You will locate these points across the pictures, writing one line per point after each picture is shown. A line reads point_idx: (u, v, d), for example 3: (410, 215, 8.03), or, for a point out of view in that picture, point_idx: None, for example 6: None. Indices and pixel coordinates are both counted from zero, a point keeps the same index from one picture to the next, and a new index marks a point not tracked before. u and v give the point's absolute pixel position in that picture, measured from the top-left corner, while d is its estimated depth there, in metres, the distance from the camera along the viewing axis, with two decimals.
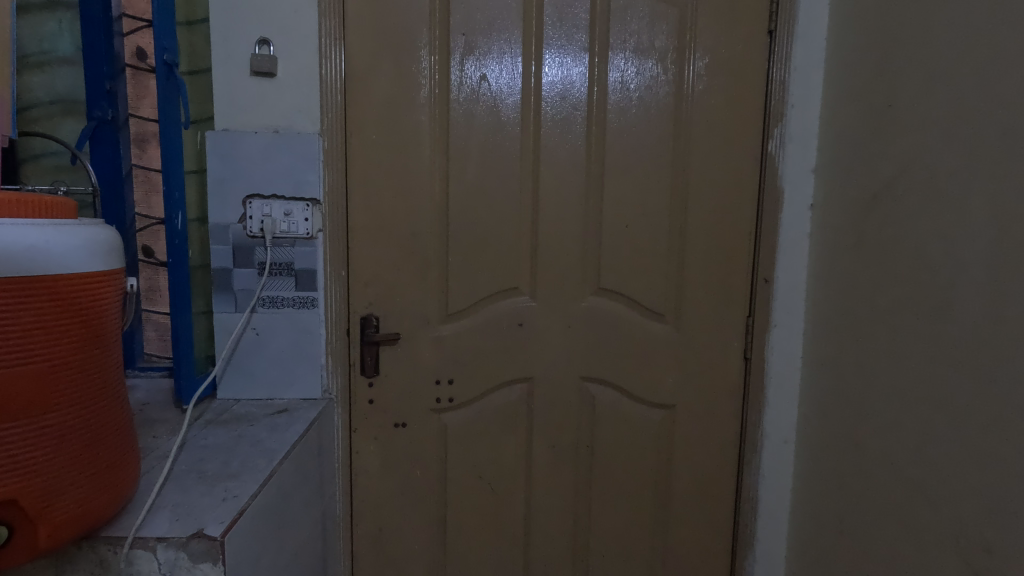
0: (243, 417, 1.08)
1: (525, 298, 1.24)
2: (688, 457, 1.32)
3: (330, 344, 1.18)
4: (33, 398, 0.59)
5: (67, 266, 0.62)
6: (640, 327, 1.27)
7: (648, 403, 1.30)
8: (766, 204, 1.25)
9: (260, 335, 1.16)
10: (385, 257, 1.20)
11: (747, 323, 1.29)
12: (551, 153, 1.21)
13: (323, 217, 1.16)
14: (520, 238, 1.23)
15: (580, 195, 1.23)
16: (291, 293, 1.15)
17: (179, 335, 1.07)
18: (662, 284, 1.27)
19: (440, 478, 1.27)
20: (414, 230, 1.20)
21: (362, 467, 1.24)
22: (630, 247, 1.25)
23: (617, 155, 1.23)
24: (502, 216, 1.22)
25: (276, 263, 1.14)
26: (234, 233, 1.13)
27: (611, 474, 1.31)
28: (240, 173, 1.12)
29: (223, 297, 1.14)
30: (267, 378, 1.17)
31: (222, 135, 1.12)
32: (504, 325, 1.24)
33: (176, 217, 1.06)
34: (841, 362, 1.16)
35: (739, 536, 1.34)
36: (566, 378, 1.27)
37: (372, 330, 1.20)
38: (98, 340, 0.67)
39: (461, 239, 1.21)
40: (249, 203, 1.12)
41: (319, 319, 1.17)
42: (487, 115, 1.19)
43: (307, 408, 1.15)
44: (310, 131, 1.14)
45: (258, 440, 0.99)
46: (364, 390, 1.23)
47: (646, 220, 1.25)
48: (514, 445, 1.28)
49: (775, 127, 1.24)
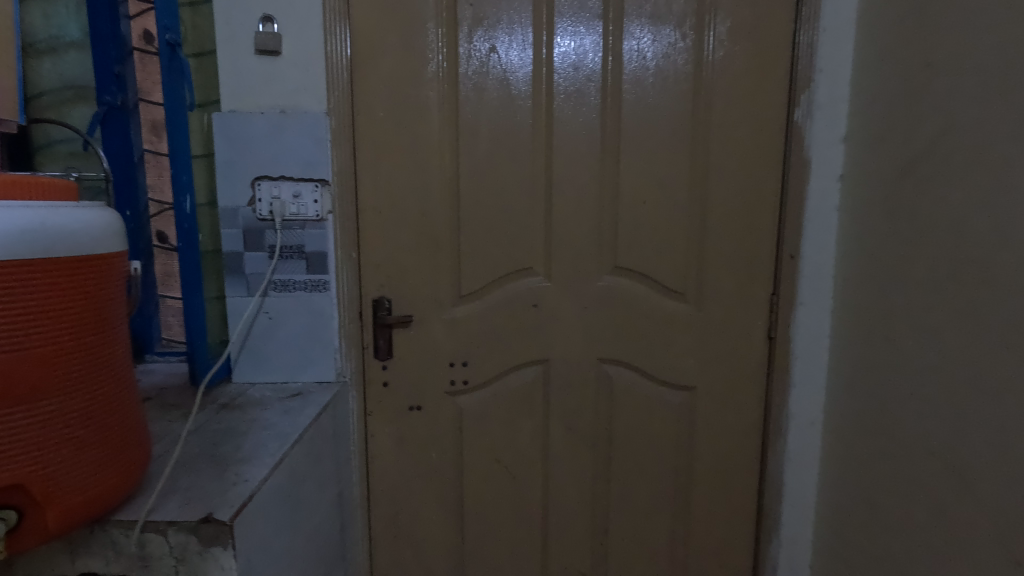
0: (257, 401, 1.09)
1: (539, 277, 1.21)
2: (710, 439, 1.28)
3: (343, 327, 1.17)
4: (35, 383, 0.58)
5: (66, 248, 0.61)
6: (659, 306, 1.23)
7: (669, 384, 1.26)
8: (791, 175, 1.19)
9: (272, 319, 1.15)
10: (396, 238, 1.18)
11: (772, 301, 1.24)
12: (565, 127, 1.17)
13: (332, 199, 1.14)
14: (533, 216, 1.19)
15: (595, 171, 1.18)
16: (303, 276, 1.15)
17: (193, 320, 1.07)
18: (682, 261, 1.22)
19: (457, 462, 1.26)
20: (425, 211, 1.17)
21: (377, 451, 1.24)
22: (648, 224, 1.20)
23: (634, 128, 1.17)
24: (515, 194, 1.18)
25: (286, 245, 1.13)
26: (243, 217, 1.12)
27: (631, 459, 1.28)
28: (248, 155, 1.11)
29: (235, 281, 1.14)
30: (281, 362, 1.17)
31: (229, 117, 1.10)
32: (518, 305, 1.20)
33: (185, 201, 1.05)
34: (873, 341, 1.10)
35: (763, 521, 1.31)
36: (583, 360, 1.24)
37: (385, 312, 1.19)
38: (100, 324, 0.66)
39: (472, 219, 1.18)
40: (258, 184, 1.11)
41: (331, 302, 1.16)
42: (498, 89, 1.15)
43: (321, 391, 1.14)
44: (317, 110, 1.12)
45: (273, 424, 0.98)
46: (378, 373, 1.21)
47: (664, 195, 1.20)
48: (531, 428, 1.26)
49: (802, 93, 1.17)
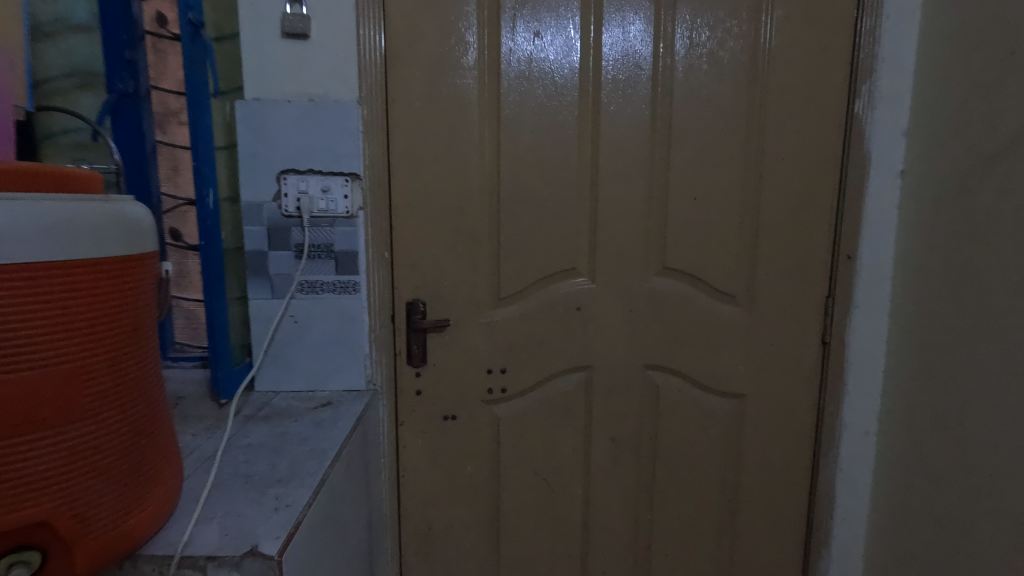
0: (284, 412, 1.01)
1: (583, 278, 1.14)
2: (759, 449, 1.22)
3: (374, 332, 1.10)
4: (63, 405, 0.50)
5: (95, 248, 0.53)
6: (709, 310, 1.16)
7: (718, 392, 1.20)
8: (850, 171, 1.13)
9: (298, 323, 1.08)
10: (432, 237, 1.10)
11: (826, 304, 1.17)
12: (613, 118, 1.09)
13: (363, 194, 1.06)
14: (578, 213, 1.12)
15: (644, 165, 1.11)
16: (331, 277, 1.07)
17: (215, 325, 0.99)
18: (734, 262, 1.15)
19: (493, 474, 1.18)
20: (463, 207, 1.10)
21: (409, 463, 1.16)
22: (699, 222, 1.13)
23: (686, 119, 1.10)
24: (559, 190, 1.10)
25: (314, 244, 1.06)
26: (268, 213, 1.05)
27: (676, 470, 1.21)
28: (273, 147, 1.03)
29: (259, 283, 1.07)
30: (308, 369, 1.09)
31: (253, 105, 1.02)
32: (561, 308, 1.13)
33: (208, 197, 0.97)
34: (939, 348, 1.04)
35: (813, 534, 1.25)
36: (628, 367, 1.17)
37: (419, 316, 1.11)
38: (132, 336, 0.58)
39: (513, 216, 1.10)
40: (284, 178, 1.04)
41: (361, 305, 1.08)
42: (542, 77, 1.07)
43: (352, 401, 1.07)
44: (347, 99, 1.03)
45: (306, 438, 0.91)
46: (411, 381, 1.14)
47: (717, 191, 1.13)
48: (572, 438, 1.19)
49: (863, 84, 1.10)
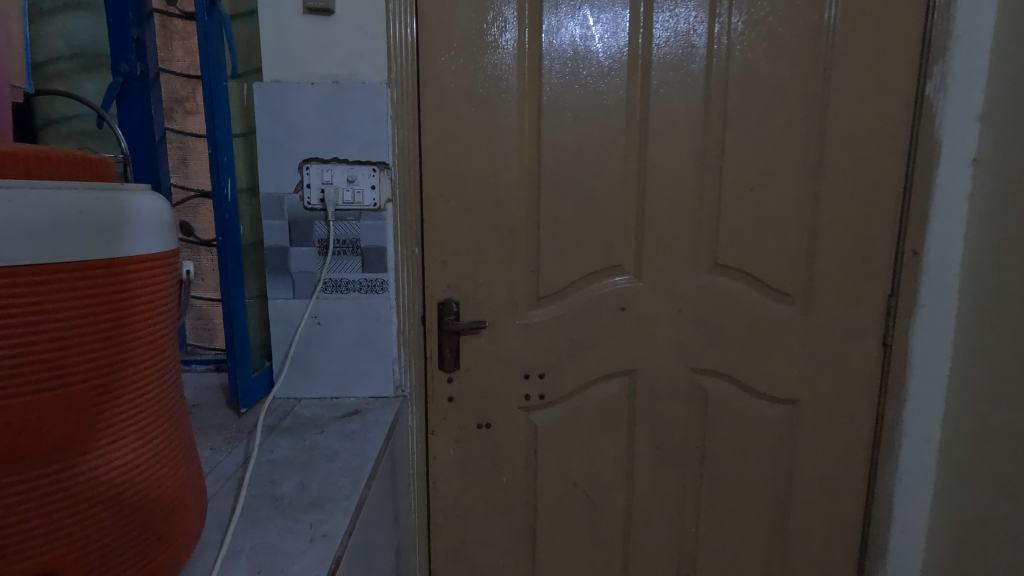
0: (309, 422, 0.93)
1: (622, 276, 1.06)
2: (812, 458, 1.14)
3: (403, 334, 1.02)
4: (68, 433, 0.42)
5: (109, 247, 0.44)
6: (763, 310, 1.08)
7: (770, 397, 1.11)
8: (918, 160, 1.04)
9: (321, 325, 1.00)
10: (467, 231, 1.03)
11: (888, 303, 1.09)
12: (663, 101, 1.01)
13: (392, 184, 0.97)
14: (623, 206, 1.03)
15: (697, 153, 1.03)
16: (358, 275, 0.99)
17: (234, 328, 0.91)
18: (791, 258, 1.07)
19: (529, 486, 1.11)
20: (499, 199, 1.02)
21: (440, 474, 1.08)
22: (754, 215, 1.05)
23: (741, 103, 1.02)
24: (604, 181, 1.02)
25: (339, 240, 0.98)
26: (290, 205, 0.97)
27: (724, 480, 1.14)
28: (296, 134, 0.95)
29: (280, 281, 0.99)
30: (333, 374, 1.02)
31: (272, 88, 0.94)
32: (603, 308, 1.05)
33: (225, 188, 0.88)
34: (1014, 354, 0.95)
35: (868, 548, 1.17)
36: (675, 371, 1.09)
37: (452, 317, 1.04)
38: (150, 349, 0.50)
39: (554, 209, 1.02)
40: (306, 168, 0.96)
41: (390, 306, 1.00)
42: (587, 57, 0.99)
43: (381, 409, 0.99)
44: (375, 81, 0.94)
45: (336, 452, 0.83)
46: (442, 387, 1.06)
47: (774, 181, 1.04)
48: (615, 448, 1.11)
49: (935, 64, 1.01)
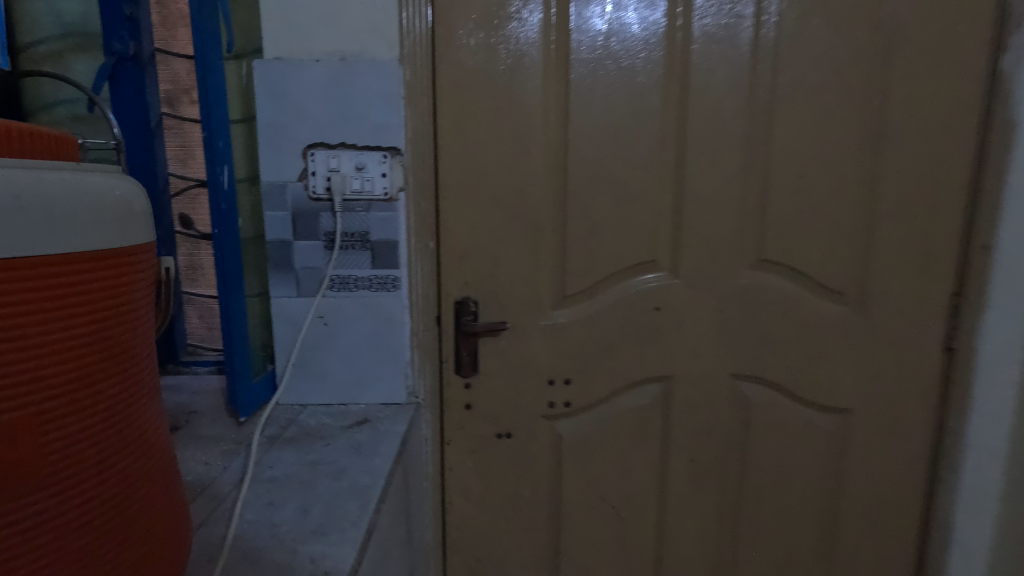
0: (315, 433, 0.85)
1: (653, 274, 0.96)
2: (864, 472, 1.04)
3: (416, 336, 0.93)
4: (12, 471, 0.33)
5: (58, 239, 0.35)
6: (812, 309, 0.98)
7: (819, 406, 1.01)
8: (993, 142, 0.92)
9: (328, 325, 0.92)
10: (486, 223, 0.94)
11: (954, 303, 0.98)
12: (705, 78, 0.91)
13: (404, 172, 0.89)
14: (659, 196, 0.94)
15: (742, 137, 0.93)
16: (367, 272, 0.91)
17: (233, 329, 0.84)
18: (845, 252, 0.96)
19: (553, 501, 1.02)
20: (523, 189, 0.93)
21: (457, 488, 1.00)
22: (803, 204, 0.95)
23: (792, 80, 0.91)
24: (638, 168, 0.93)
25: (347, 233, 0.90)
26: (293, 194, 0.89)
27: (766, 495, 1.04)
28: (300, 117, 0.87)
29: (283, 278, 0.91)
30: (341, 379, 0.94)
31: (274, 66, 0.85)
32: (636, 307, 0.96)
33: (222, 175, 0.80)
34: None
35: (924, 569, 1.07)
36: (713, 376, 1.00)
37: (470, 318, 0.95)
38: (120, 361, 0.41)
39: (582, 199, 0.93)
40: (311, 153, 0.87)
41: (403, 305, 0.92)
42: (621, 30, 0.89)
43: (393, 418, 0.90)
44: (386, 58, 0.85)
45: (342, 470, 0.74)
46: (459, 393, 0.98)
47: (828, 167, 0.94)
48: (647, 460, 1.02)
49: (1014, 34, 0.89)
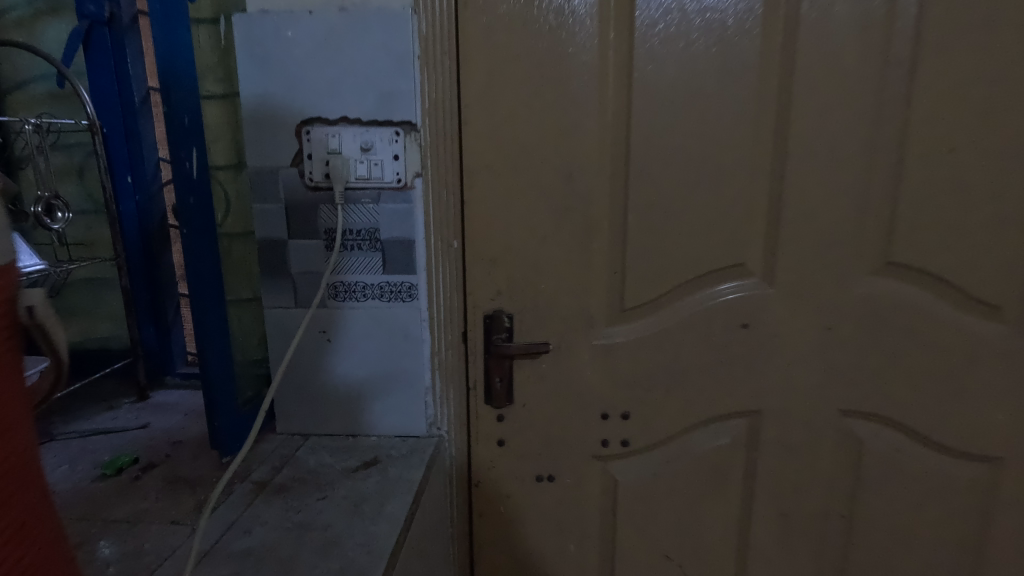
0: (312, 478, 0.69)
1: (732, 283, 0.75)
2: (1014, 539, 0.80)
3: (438, 356, 0.76)
4: None
5: None
6: (955, 329, 0.74)
7: (961, 454, 0.77)
8: None
9: (331, 342, 0.75)
10: (525, 217, 0.75)
11: None
12: (818, 22, 0.68)
13: (421, 153, 0.70)
14: (751, 183, 0.72)
15: (868, 101, 0.69)
16: (377, 278, 0.73)
17: (211, 350, 0.69)
18: (1007, 254, 0.71)
19: (606, 558, 0.84)
20: (572, 175, 0.73)
21: (488, 538, 0.83)
22: (949, 190, 0.70)
23: (948, 18, 0.67)
24: (723, 147, 0.71)
25: (352, 230, 0.72)
26: (286, 182, 0.72)
27: (878, 561, 0.82)
28: (290, 86, 0.69)
29: (277, 285, 0.75)
30: (349, 405, 0.78)
31: (257, 23, 0.68)
32: (715, 326, 0.76)
33: (189, 159, 0.63)
34: None
35: None
36: (814, 412, 0.78)
37: (503, 336, 0.77)
38: None
39: (649, 188, 0.73)
40: (305, 132, 0.70)
41: (421, 319, 0.74)
42: None
43: (409, 459, 0.73)
44: (397, 7, 0.67)
45: (335, 541, 0.58)
46: (490, 427, 0.80)
47: (988, 139, 0.69)
48: (725, 514, 0.82)
49: None
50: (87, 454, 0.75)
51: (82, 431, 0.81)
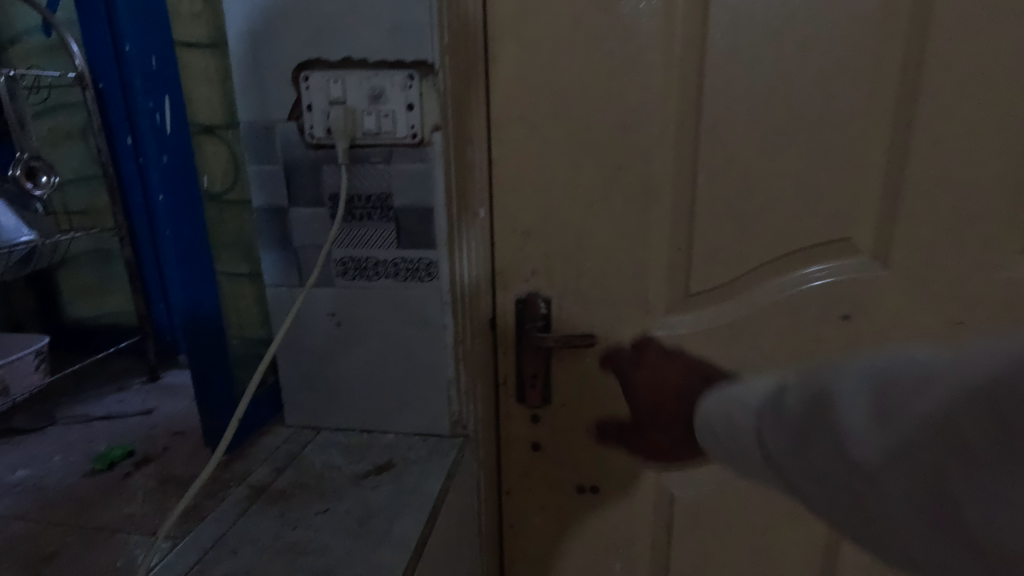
0: (316, 484, 0.60)
1: (821, 266, 0.62)
2: None
3: (463, 345, 0.64)
4: None
5: None
6: None
7: None
8: None
9: (341, 327, 0.65)
10: (571, 187, 0.63)
11: None
12: None
13: (440, 101, 0.57)
14: (857, 139, 0.58)
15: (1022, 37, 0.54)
16: (390, 253, 0.62)
17: (201, 332, 0.61)
18: None
19: (657, 563, 0.76)
20: (629, 130, 0.60)
21: (519, 551, 0.76)
22: None
23: None
24: (824, 94, 0.57)
25: (360, 195, 0.61)
26: (283, 139, 0.61)
27: None
28: (284, 21, 0.57)
29: (278, 261, 0.65)
30: (361, 399, 0.67)
31: None
32: (800, 316, 0.64)
33: (158, 110, 0.55)
34: None
35: None
36: None
37: (536, 325, 0.67)
38: None
39: (726, 150, 0.60)
40: (303, 77, 0.58)
41: (441, 301, 0.62)
42: None
43: (427, 464, 0.63)
44: None
45: (331, 570, 0.49)
46: (524, 430, 0.72)
47: None
48: (793, 522, 0.72)
49: None
50: (84, 442, 0.69)
51: (85, 415, 0.75)
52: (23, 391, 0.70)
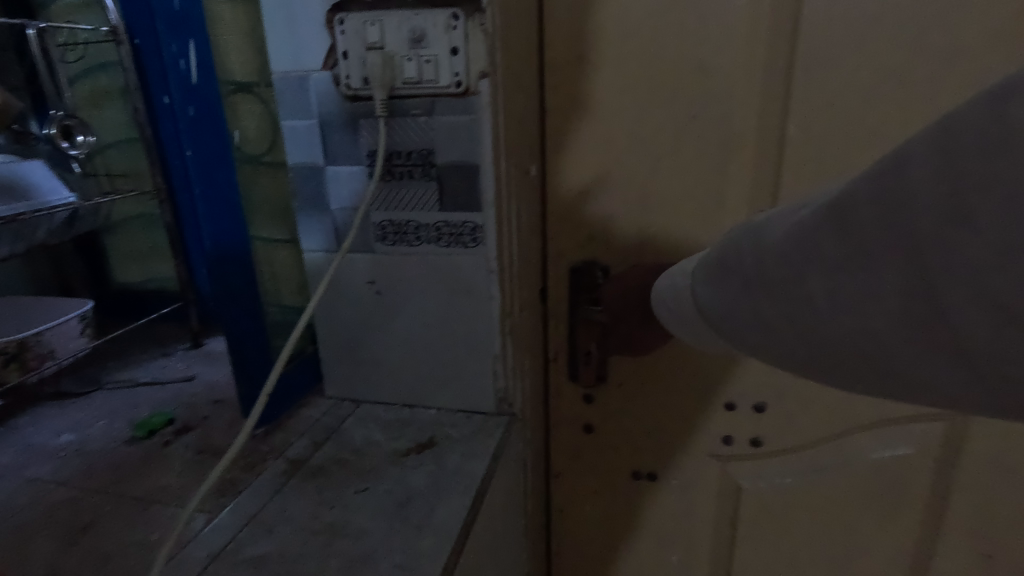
0: (354, 459, 0.57)
1: None
2: None
3: (511, 318, 0.59)
4: None
5: None
6: None
7: None
8: None
9: (380, 297, 0.61)
10: (636, 151, 0.60)
11: None
12: None
13: (487, 44, 0.50)
14: (960, 95, 0.52)
15: None
16: (432, 215, 0.56)
17: (235, 298, 0.58)
18: None
19: (716, 556, 0.71)
20: (701, 84, 0.56)
21: (568, 537, 0.73)
22: None
23: None
24: (925, 44, 0.52)
25: (401, 153, 0.55)
26: (319, 92, 0.56)
27: None
28: None
29: (316, 225, 0.60)
30: (403, 373, 0.64)
31: None
32: None
33: (183, 56, 0.52)
34: None
35: None
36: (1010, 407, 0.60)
37: (590, 299, 0.64)
38: None
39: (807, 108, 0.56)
40: (339, 20, 0.52)
41: (486, 268, 0.57)
42: None
43: (470, 442, 0.58)
44: None
45: (369, 555, 0.45)
46: (574, 410, 0.68)
47: None
48: (874, 525, 0.66)
49: None
50: (128, 408, 0.68)
51: (131, 380, 0.75)
52: (70, 355, 0.69)
